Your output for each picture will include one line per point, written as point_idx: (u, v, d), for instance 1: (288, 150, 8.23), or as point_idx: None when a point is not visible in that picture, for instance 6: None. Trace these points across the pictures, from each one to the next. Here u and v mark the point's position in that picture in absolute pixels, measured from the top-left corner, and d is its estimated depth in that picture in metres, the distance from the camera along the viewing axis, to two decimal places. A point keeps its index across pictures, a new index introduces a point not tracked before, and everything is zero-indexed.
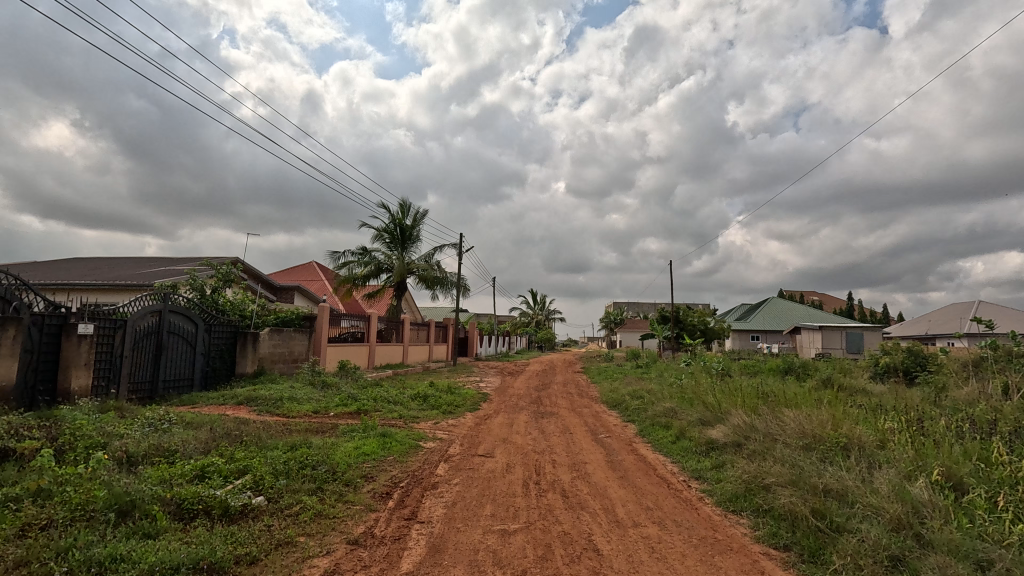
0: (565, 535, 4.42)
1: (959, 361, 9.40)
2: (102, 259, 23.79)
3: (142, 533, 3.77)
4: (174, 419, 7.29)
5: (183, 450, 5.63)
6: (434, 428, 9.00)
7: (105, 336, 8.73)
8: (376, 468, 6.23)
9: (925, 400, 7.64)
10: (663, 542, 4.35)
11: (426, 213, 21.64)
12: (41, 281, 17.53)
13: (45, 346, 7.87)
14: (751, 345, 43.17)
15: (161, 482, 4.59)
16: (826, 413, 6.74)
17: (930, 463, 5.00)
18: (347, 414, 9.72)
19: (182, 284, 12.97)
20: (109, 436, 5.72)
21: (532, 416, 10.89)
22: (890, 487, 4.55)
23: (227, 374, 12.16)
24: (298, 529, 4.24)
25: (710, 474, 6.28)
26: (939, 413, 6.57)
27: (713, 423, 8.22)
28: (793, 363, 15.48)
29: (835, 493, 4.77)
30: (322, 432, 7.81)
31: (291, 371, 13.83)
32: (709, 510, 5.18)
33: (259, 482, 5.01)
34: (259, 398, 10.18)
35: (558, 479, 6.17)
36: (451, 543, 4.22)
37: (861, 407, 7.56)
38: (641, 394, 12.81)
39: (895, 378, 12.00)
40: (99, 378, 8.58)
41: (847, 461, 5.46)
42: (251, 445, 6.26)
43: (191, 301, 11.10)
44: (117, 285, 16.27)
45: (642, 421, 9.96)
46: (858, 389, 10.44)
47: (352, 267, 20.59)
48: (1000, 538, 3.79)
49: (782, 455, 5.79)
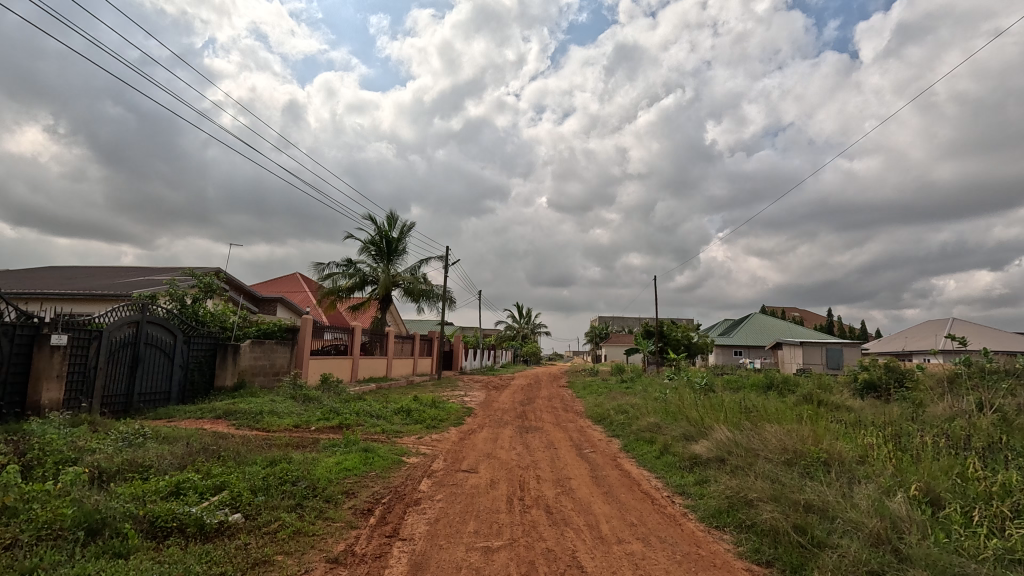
0: (549, 552, 4.38)
1: (935, 377, 9.61)
2: (80, 268, 23.35)
3: (112, 552, 3.64)
4: (150, 433, 7.10)
5: (158, 466, 5.48)
6: (418, 443, 8.90)
7: (78, 347, 8.48)
8: (358, 484, 6.11)
9: (903, 416, 7.78)
10: (648, 559, 4.33)
11: (414, 226, 21.69)
12: (12, 290, 17.05)
13: (16, 357, 7.65)
14: (734, 361, 43.77)
15: (133, 499, 4.45)
16: (807, 429, 6.82)
17: (908, 479, 5.08)
18: (329, 429, 9.55)
19: (162, 293, 12.67)
20: (80, 451, 5.55)
21: (516, 430, 10.81)
22: (869, 502, 4.61)
23: (206, 388, 11.87)
24: (276, 547, 4.13)
25: (693, 490, 6.30)
26: (916, 428, 6.70)
27: (697, 437, 8.25)
28: (774, 378, 15.68)
29: (816, 509, 4.82)
30: (303, 447, 7.65)
31: (271, 385, 13.62)
32: (693, 526, 5.19)
33: (236, 499, 4.88)
34: (238, 412, 9.95)
35: (542, 495, 6.12)
36: (432, 560, 4.16)
37: (840, 423, 7.66)
38: (625, 409, 12.83)
39: (875, 394, 12.18)
40: (71, 390, 8.33)
41: (827, 476, 5.53)
42: (229, 460, 6.11)
43: (171, 312, 10.84)
44: (93, 295, 15.87)
45: (626, 436, 9.98)
46: (839, 404, 10.62)
47: (337, 279, 20.41)
48: (976, 552, 3.86)
49: (764, 470, 5.83)
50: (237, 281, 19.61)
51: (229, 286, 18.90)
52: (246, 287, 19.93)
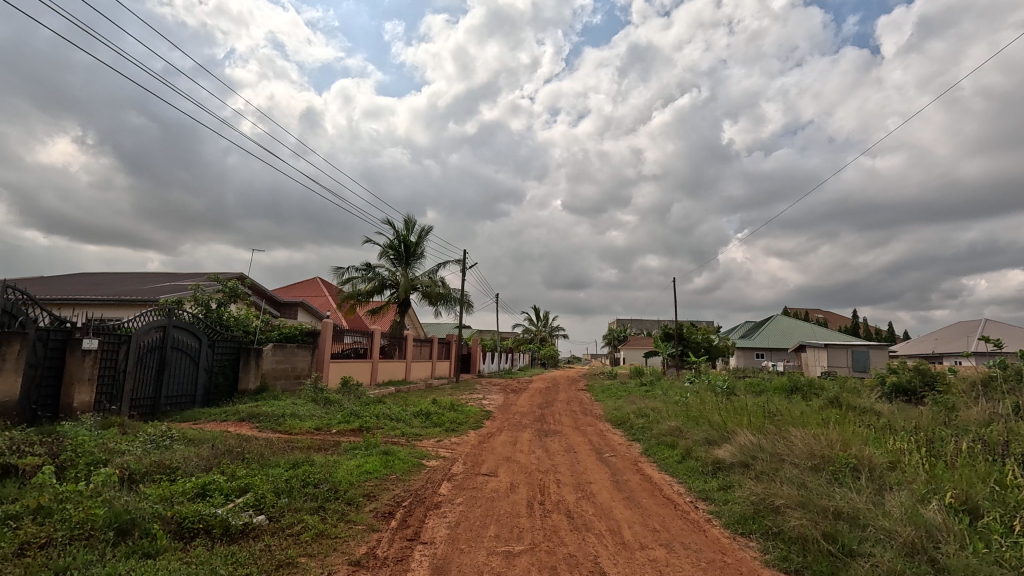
0: (571, 557, 4.34)
1: (968, 381, 9.31)
2: (109, 274, 24.04)
3: (141, 553, 3.71)
4: (176, 435, 7.24)
5: (185, 467, 5.60)
6: (438, 447, 8.95)
7: (108, 351, 8.72)
8: (379, 486, 6.16)
9: (934, 420, 7.56)
10: (671, 565, 4.27)
11: (430, 229, 21.79)
12: (46, 296, 17.61)
13: (49, 362, 7.88)
14: (756, 364, 43.11)
15: (161, 500, 4.55)
16: (835, 433, 6.64)
17: (943, 487, 4.91)
18: (349, 431, 9.68)
19: (187, 298, 12.90)
20: (110, 453, 5.70)
21: (536, 434, 10.79)
22: (902, 510, 4.47)
23: (230, 391, 12.10)
24: (299, 550, 4.17)
25: (717, 495, 6.19)
26: (949, 433, 6.48)
27: (719, 442, 8.11)
28: (799, 381, 15.29)
29: (846, 516, 4.68)
30: (325, 449, 7.75)
31: (293, 388, 13.81)
32: (717, 532, 5.09)
33: (260, 500, 4.96)
34: (261, 415, 10.10)
35: (563, 499, 6.08)
36: (454, 564, 4.15)
37: (869, 427, 7.46)
38: (645, 412, 12.72)
39: (904, 398, 11.87)
40: (102, 393, 8.56)
41: (857, 483, 5.38)
42: (253, 462, 6.20)
43: (196, 316, 11.07)
44: (122, 300, 16.29)
45: (647, 440, 9.87)
46: (867, 408, 10.31)
47: (356, 283, 20.63)
48: (1017, 563, 3.70)
49: (791, 476, 5.69)
50: (259, 286, 19.95)
51: (251, 290, 19.23)
52: (268, 292, 20.27)
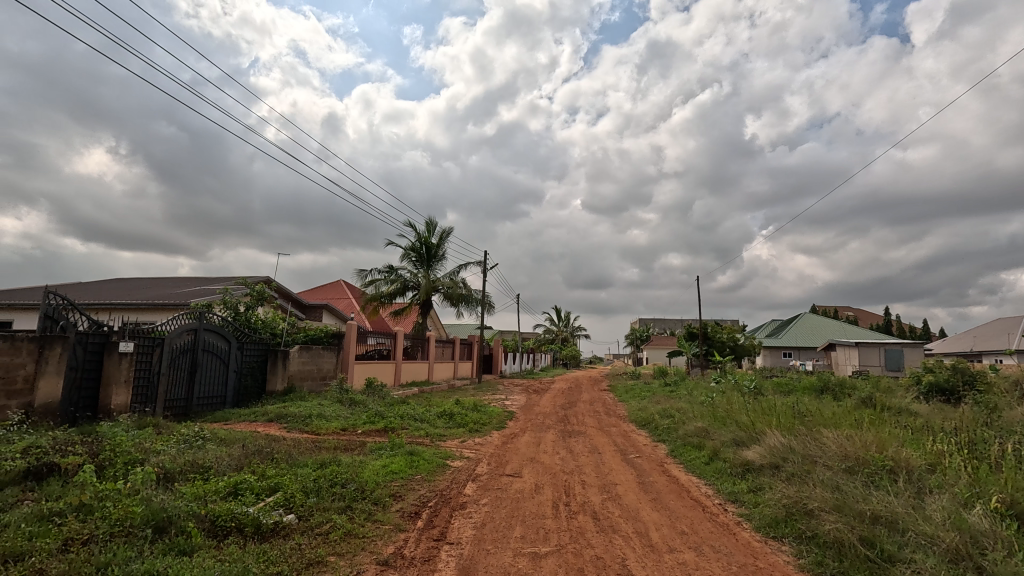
0: (598, 559, 4.30)
1: (1011, 380, 8.93)
2: (143, 279, 24.81)
3: (177, 550, 3.81)
4: (208, 436, 7.42)
5: (217, 467, 5.74)
6: (462, 447, 8.98)
7: (143, 354, 9.00)
8: (404, 487, 6.21)
9: (975, 421, 7.26)
10: (701, 568, 4.19)
11: (451, 230, 21.90)
12: (84, 301, 18.28)
13: (88, 364, 8.18)
14: (783, 363, 42.19)
15: (195, 499, 4.66)
16: (870, 434, 6.43)
17: (987, 490, 4.71)
18: (375, 432, 9.78)
19: (217, 302, 13.24)
20: (147, 452, 5.87)
21: (559, 435, 10.73)
22: (944, 515, 4.30)
23: (258, 392, 12.38)
24: (328, 549, 4.22)
25: (746, 497, 6.05)
26: (992, 434, 6.22)
27: (748, 443, 7.93)
28: (830, 380, 14.88)
29: (884, 521, 4.53)
30: (351, 449, 7.85)
31: (319, 389, 14.04)
32: (748, 536, 4.98)
33: (289, 500, 5.04)
34: (289, 416, 10.30)
35: (588, 500, 6.04)
36: (481, 565, 4.15)
37: (905, 428, 7.21)
38: (670, 412, 12.55)
39: (942, 398, 11.44)
40: (137, 395, 8.84)
41: (894, 486, 5.20)
42: (281, 462, 6.32)
43: (225, 319, 11.36)
44: (155, 304, 16.79)
45: (673, 441, 9.73)
46: (903, 409, 9.96)
47: (379, 285, 20.87)
48: None
49: (825, 478, 5.53)
50: (285, 289, 20.34)
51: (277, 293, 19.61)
52: (293, 294, 20.65)
